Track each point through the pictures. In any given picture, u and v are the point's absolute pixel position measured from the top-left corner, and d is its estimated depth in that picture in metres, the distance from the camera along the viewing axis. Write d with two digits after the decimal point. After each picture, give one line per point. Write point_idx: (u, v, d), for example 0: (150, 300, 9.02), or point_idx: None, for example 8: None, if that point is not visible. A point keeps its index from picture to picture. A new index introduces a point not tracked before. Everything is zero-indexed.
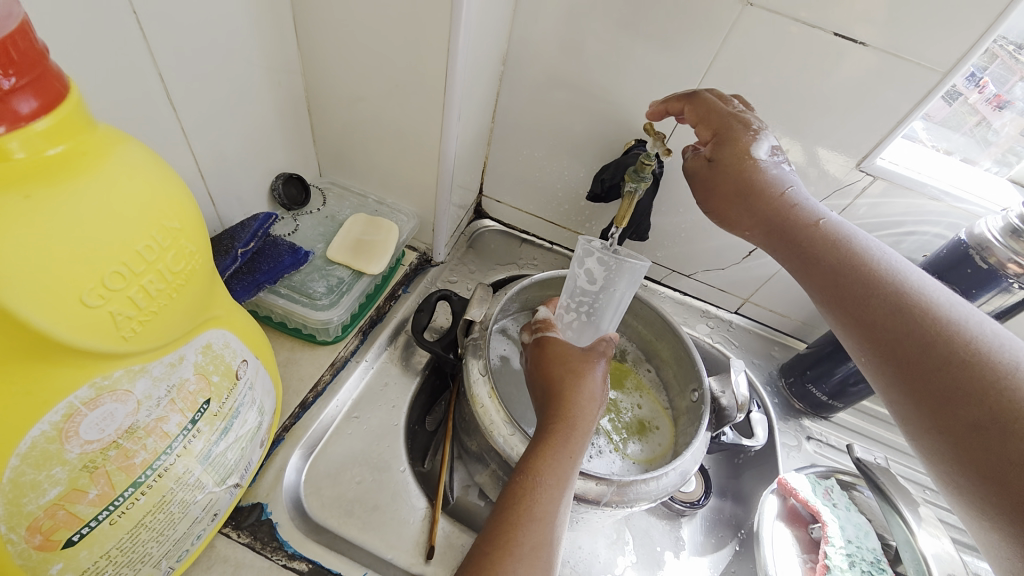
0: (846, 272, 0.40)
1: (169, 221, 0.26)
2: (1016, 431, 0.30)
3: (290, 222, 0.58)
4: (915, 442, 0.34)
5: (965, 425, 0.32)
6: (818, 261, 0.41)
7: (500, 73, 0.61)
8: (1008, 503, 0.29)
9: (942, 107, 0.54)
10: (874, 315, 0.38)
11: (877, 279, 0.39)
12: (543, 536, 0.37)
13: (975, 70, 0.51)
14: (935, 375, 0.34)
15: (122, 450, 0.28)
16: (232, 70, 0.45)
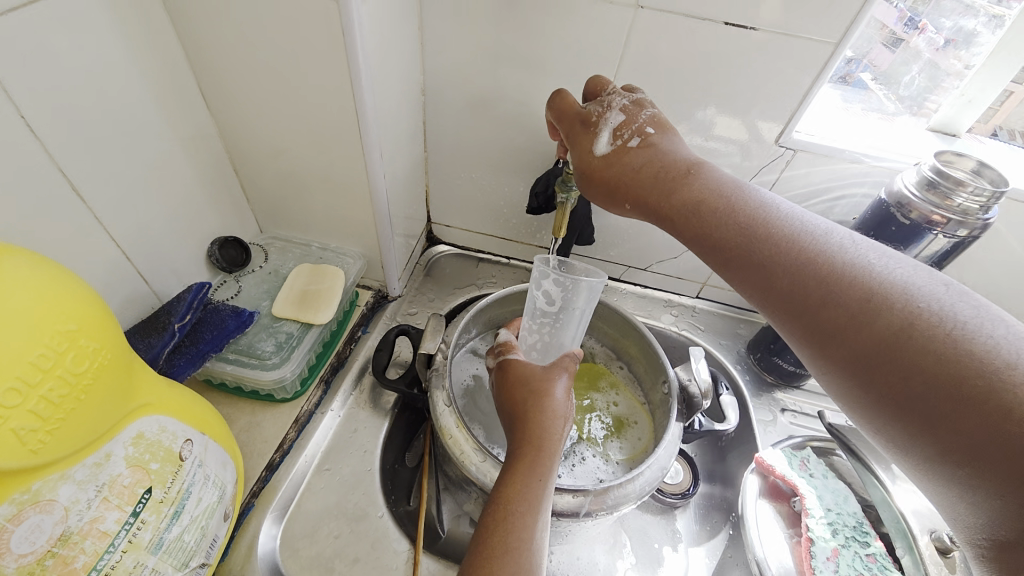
0: (728, 233, 0.36)
1: (65, 324, 0.26)
2: (942, 369, 0.26)
3: (233, 285, 0.58)
4: (847, 404, 0.30)
5: (891, 375, 0.28)
6: (698, 222, 0.37)
7: (421, 104, 0.61)
8: (959, 455, 0.25)
9: (886, 56, 0.55)
10: (768, 268, 0.33)
11: (760, 229, 0.35)
12: (522, 567, 0.36)
13: (912, 14, 0.52)
14: (843, 323, 0.30)
15: (59, 558, 0.27)
16: (141, 147, 0.45)
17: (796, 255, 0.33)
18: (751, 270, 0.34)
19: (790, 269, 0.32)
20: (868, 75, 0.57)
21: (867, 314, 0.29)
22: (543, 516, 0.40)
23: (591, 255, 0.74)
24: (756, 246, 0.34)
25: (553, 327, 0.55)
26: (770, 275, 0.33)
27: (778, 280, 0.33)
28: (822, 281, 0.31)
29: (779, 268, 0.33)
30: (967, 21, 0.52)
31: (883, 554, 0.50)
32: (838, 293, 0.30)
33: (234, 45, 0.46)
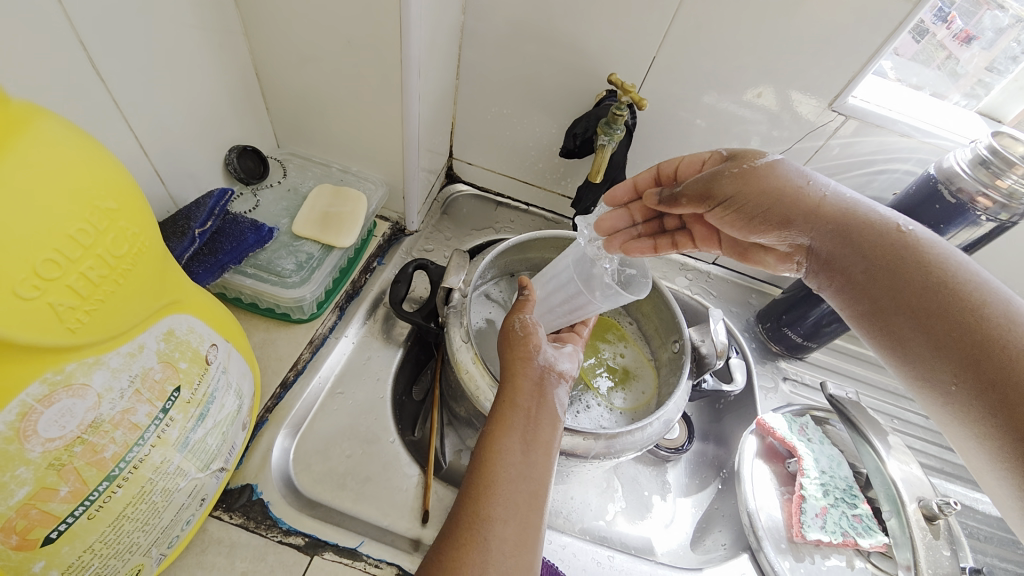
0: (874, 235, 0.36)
1: (104, 201, 0.24)
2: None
3: (250, 198, 0.55)
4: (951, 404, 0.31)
5: (1012, 393, 0.28)
6: (751, 215, 0.41)
7: (459, 24, 0.57)
8: (1020, 450, 0.27)
9: (909, 44, 0.53)
10: (919, 288, 0.33)
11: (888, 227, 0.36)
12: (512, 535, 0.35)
13: (943, 5, 0.50)
14: (889, 313, 0.34)
15: (89, 445, 0.26)
16: (162, 32, 0.41)
17: (971, 296, 0.31)
18: (887, 275, 0.35)
19: (959, 300, 0.32)
20: (892, 63, 0.55)
21: (997, 369, 0.29)
22: (523, 430, 0.39)
23: None
24: (891, 262, 0.35)
25: (587, 290, 0.48)
26: (924, 323, 0.32)
27: (890, 279, 0.34)
28: (957, 300, 0.32)
29: (894, 272, 0.34)
30: (1013, 17, 0.51)
31: (869, 515, 0.54)
32: (1004, 350, 0.29)
33: None
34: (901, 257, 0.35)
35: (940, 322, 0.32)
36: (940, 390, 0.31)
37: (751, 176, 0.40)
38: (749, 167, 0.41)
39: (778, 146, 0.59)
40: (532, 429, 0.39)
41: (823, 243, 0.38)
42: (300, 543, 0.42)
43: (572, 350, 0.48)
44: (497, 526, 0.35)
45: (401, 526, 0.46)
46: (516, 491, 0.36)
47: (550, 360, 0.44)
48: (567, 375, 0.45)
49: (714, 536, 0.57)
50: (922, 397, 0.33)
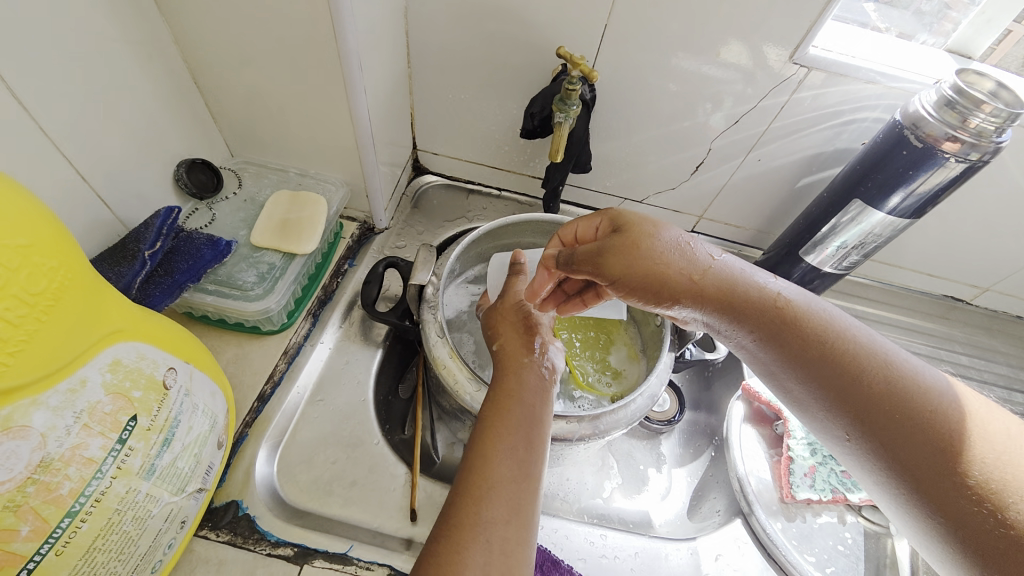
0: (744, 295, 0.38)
1: (12, 238, 0.23)
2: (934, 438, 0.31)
3: (206, 213, 0.54)
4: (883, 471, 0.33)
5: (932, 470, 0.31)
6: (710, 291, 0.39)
7: (402, 10, 0.55)
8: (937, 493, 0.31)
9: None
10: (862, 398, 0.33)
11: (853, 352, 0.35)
12: (513, 526, 0.34)
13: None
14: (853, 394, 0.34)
15: (42, 484, 0.26)
16: (84, 51, 0.40)
17: (880, 367, 0.34)
18: (778, 342, 0.37)
19: (869, 371, 0.34)
20: (873, 3, 0.53)
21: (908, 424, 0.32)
22: (526, 416, 0.39)
23: (586, 186, 0.71)
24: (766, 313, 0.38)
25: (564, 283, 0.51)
26: (840, 393, 0.34)
27: (773, 341, 0.37)
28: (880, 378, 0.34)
29: (776, 336, 0.37)
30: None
31: None
32: (895, 398, 0.33)
33: None
34: (790, 344, 0.37)
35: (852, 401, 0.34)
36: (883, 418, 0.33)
37: (640, 247, 0.39)
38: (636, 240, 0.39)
39: (746, 104, 0.57)
40: (535, 417, 0.39)
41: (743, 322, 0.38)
42: (289, 553, 0.42)
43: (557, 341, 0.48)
44: (500, 526, 0.33)
45: (391, 526, 0.46)
46: (527, 489, 0.36)
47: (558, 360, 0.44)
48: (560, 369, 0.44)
49: (709, 503, 0.58)
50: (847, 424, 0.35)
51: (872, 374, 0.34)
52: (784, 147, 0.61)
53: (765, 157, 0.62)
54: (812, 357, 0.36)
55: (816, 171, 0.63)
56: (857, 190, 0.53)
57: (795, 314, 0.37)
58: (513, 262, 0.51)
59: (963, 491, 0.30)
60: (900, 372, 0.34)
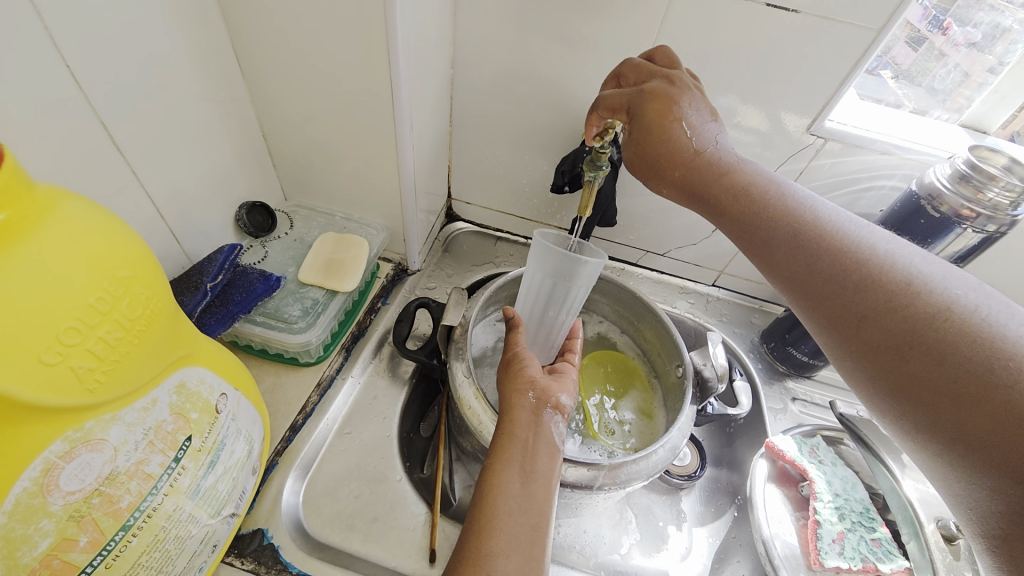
0: (736, 200, 0.42)
1: (119, 270, 0.27)
2: (937, 348, 0.31)
3: (259, 250, 0.58)
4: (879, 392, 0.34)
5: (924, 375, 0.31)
6: (731, 211, 0.42)
7: (450, 77, 0.61)
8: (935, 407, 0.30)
9: (907, 53, 0.55)
10: (862, 309, 0.35)
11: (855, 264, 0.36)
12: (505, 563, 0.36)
13: (937, 12, 0.52)
14: (858, 305, 0.35)
15: (106, 496, 0.28)
16: (177, 109, 0.46)
17: (879, 271, 0.35)
18: (765, 247, 0.40)
19: (858, 266, 0.36)
20: (890, 73, 0.56)
21: (906, 329, 0.33)
22: (522, 460, 0.41)
23: (610, 238, 0.74)
24: (757, 217, 0.41)
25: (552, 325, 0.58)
26: (851, 312, 0.35)
27: (762, 249, 0.41)
28: (884, 287, 0.34)
29: (767, 238, 0.40)
30: (1006, 18, 0.51)
31: (889, 539, 0.52)
32: (880, 291, 0.34)
33: (269, 9, 0.45)
34: (778, 249, 0.40)
35: (836, 300, 0.36)
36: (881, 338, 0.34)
37: (663, 118, 0.43)
38: (665, 112, 0.43)
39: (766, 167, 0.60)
40: (530, 460, 0.41)
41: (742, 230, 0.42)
42: None
43: (566, 381, 0.49)
44: (499, 559, 0.36)
45: (408, 567, 0.46)
46: (522, 527, 0.38)
47: (561, 399, 0.46)
48: (563, 408, 0.45)
49: (732, 566, 0.55)
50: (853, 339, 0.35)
51: (861, 269, 0.36)
52: None
53: None
54: (809, 266, 0.38)
55: None
56: None
57: (787, 218, 0.40)
58: (507, 318, 0.53)
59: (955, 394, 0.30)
60: (891, 270, 0.35)
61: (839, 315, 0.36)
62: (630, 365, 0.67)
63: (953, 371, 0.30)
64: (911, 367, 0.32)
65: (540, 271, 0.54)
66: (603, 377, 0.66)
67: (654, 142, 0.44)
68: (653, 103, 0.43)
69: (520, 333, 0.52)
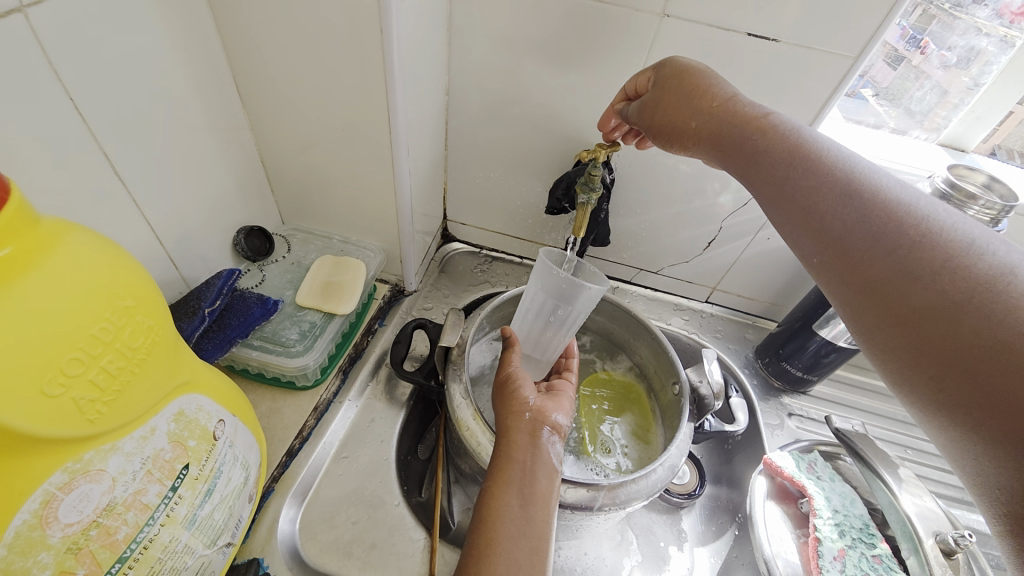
0: (772, 150, 0.41)
1: (123, 299, 0.27)
2: (963, 316, 0.30)
3: (257, 273, 0.59)
4: (891, 368, 0.33)
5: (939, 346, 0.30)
6: (765, 166, 0.41)
7: (445, 103, 0.63)
8: (958, 392, 0.29)
9: (886, 71, 0.57)
10: (884, 266, 0.34)
11: (885, 220, 0.35)
12: None
13: (915, 31, 0.54)
14: (878, 266, 0.34)
15: (103, 528, 0.28)
16: (178, 138, 0.47)
17: (908, 230, 0.34)
18: (798, 187, 0.39)
19: (911, 230, 0.34)
20: (870, 91, 0.59)
21: (932, 289, 0.32)
22: (520, 483, 0.41)
23: (604, 256, 0.76)
24: (798, 174, 0.39)
25: (549, 339, 0.57)
26: (869, 270, 0.35)
27: (784, 184, 0.40)
28: (917, 250, 0.33)
29: (796, 183, 0.39)
30: (982, 41, 0.54)
31: (889, 556, 0.52)
32: (946, 266, 0.32)
33: (271, 42, 0.47)
34: (808, 188, 0.38)
35: (867, 243, 0.35)
36: (902, 290, 0.33)
37: (690, 71, 0.47)
38: (690, 66, 0.47)
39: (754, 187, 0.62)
40: (530, 482, 0.41)
41: (774, 195, 0.41)
42: None
43: (562, 400, 0.49)
44: None
45: None
46: (522, 551, 0.38)
47: (557, 418, 0.46)
48: (560, 428, 0.45)
49: None
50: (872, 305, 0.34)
51: (914, 232, 0.34)
52: None
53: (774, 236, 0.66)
54: (836, 229, 0.37)
55: None
56: None
57: (820, 158, 0.39)
58: (504, 338, 0.54)
59: (979, 359, 0.29)
60: (975, 250, 0.32)
61: (854, 256, 0.36)
62: (631, 389, 0.67)
63: (979, 340, 0.29)
64: (925, 333, 0.31)
65: (543, 292, 0.54)
66: (601, 400, 0.66)
67: (676, 91, 0.47)
68: (678, 63, 0.48)
69: (516, 353, 0.53)
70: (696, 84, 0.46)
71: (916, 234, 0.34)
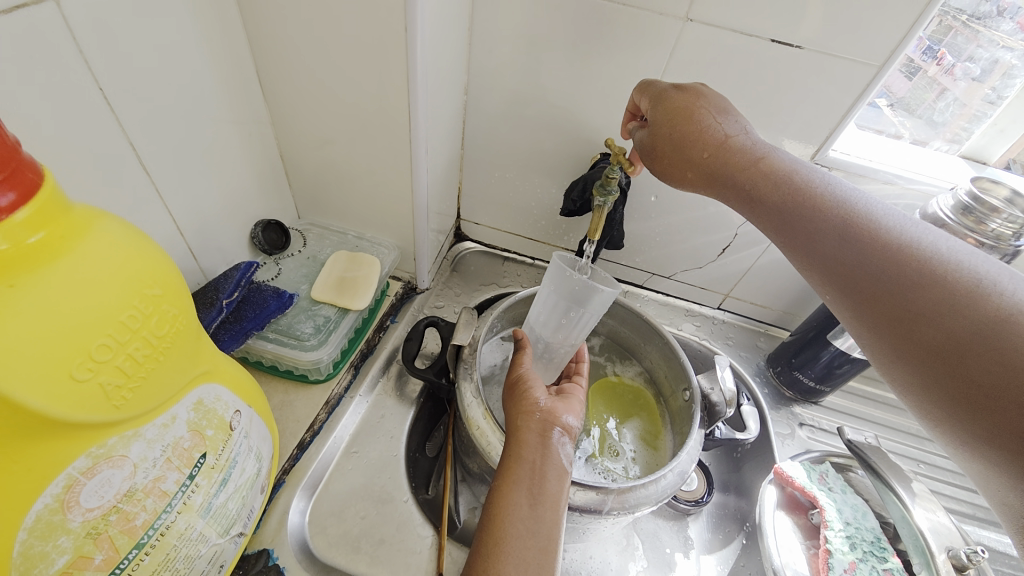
0: (771, 186, 0.41)
1: (150, 288, 0.27)
2: (977, 352, 0.30)
3: (272, 267, 0.59)
4: (909, 400, 0.33)
5: (957, 380, 0.30)
6: (763, 199, 0.42)
7: (463, 103, 0.63)
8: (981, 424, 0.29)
9: (902, 82, 0.56)
10: (892, 302, 0.34)
11: (887, 255, 0.35)
12: None
13: (931, 43, 0.53)
14: (887, 300, 0.34)
15: (123, 514, 0.28)
16: (200, 130, 0.47)
17: (914, 263, 0.34)
18: (797, 228, 0.39)
19: (913, 266, 0.34)
20: (885, 101, 0.57)
21: (943, 324, 0.32)
22: (529, 483, 0.40)
23: (617, 260, 0.75)
24: (797, 209, 0.40)
25: (558, 342, 0.57)
26: (879, 305, 0.35)
27: (784, 224, 0.40)
28: (926, 283, 0.33)
29: (796, 221, 0.39)
30: (1004, 53, 0.53)
31: (900, 569, 0.51)
32: (953, 303, 0.32)
33: (295, 38, 0.47)
34: (809, 228, 0.39)
35: (873, 276, 0.35)
36: (913, 325, 0.33)
37: (681, 116, 0.45)
38: (683, 108, 0.45)
39: None
40: (539, 482, 0.41)
41: (776, 229, 0.41)
42: None
43: (572, 402, 0.49)
44: None
45: None
46: (530, 550, 0.38)
47: (568, 420, 0.45)
48: (571, 430, 0.45)
49: None
50: (884, 340, 0.34)
51: (917, 268, 0.34)
52: None
53: None
54: (841, 263, 0.37)
55: None
56: None
57: (818, 194, 0.39)
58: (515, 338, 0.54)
59: (998, 393, 0.28)
60: (983, 285, 0.32)
61: (863, 292, 0.35)
62: (641, 395, 0.67)
63: (996, 376, 0.29)
64: (941, 367, 0.31)
65: (555, 293, 0.54)
66: (609, 404, 0.66)
67: (669, 137, 0.46)
68: (671, 104, 0.46)
69: (527, 354, 0.53)
70: (689, 128, 0.45)
71: (923, 267, 0.34)
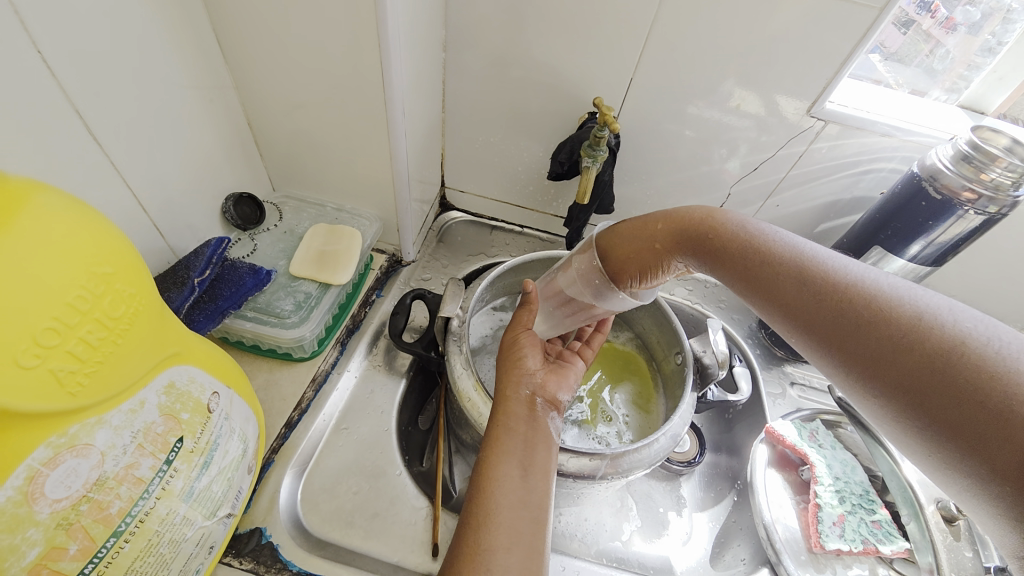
0: (722, 233, 0.38)
1: (101, 266, 0.25)
2: (964, 395, 0.24)
3: (248, 243, 0.57)
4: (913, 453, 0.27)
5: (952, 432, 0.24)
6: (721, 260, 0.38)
7: (441, 62, 0.59)
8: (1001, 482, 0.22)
9: (895, 36, 0.53)
10: (860, 345, 0.29)
11: (840, 293, 0.30)
12: (502, 560, 0.35)
13: None
14: (853, 343, 0.29)
15: (95, 503, 0.27)
16: (155, 99, 0.43)
17: (873, 300, 0.29)
18: (755, 286, 0.35)
19: (867, 304, 0.29)
20: (879, 56, 0.55)
21: (917, 370, 0.26)
22: (520, 455, 0.40)
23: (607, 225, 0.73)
24: (751, 261, 0.36)
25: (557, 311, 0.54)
26: (846, 349, 0.29)
27: (742, 274, 0.36)
28: (883, 320, 0.28)
29: (755, 278, 0.35)
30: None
31: (888, 521, 0.53)
32: (924, 342, 0.26)
33: None
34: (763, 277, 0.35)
35: (832, 318, 0.30)
36: (881, 372, 0.27)
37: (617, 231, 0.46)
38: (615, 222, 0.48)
39: (764, 152, 0.59)
40: (529, 454, 0.40)
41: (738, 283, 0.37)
42: None
43: (565, 375, 0.48)
44: (500, 553, 0.36)
45: (410, 561, 0.45)
46: (520, 521, 0.37)
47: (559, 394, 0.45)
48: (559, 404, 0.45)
49: (733, 551, 0.56)
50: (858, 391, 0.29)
51: (872, 306, 0.29)
52: (800, 194, 0.63)
53: (781, 204, 0.65)
54: (797, 305, 0.32)
55: (835, 217, 0.65)
56: (878, 238, 0.55)
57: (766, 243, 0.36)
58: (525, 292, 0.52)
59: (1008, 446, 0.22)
60: (898, 307, 0.28)
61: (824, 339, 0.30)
62: (633, 360, 0.67)
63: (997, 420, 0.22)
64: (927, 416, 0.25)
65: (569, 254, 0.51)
66: (601, 370, 0.66)
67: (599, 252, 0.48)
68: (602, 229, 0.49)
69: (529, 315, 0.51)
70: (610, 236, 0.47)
71: (881, 303, 0.29)
